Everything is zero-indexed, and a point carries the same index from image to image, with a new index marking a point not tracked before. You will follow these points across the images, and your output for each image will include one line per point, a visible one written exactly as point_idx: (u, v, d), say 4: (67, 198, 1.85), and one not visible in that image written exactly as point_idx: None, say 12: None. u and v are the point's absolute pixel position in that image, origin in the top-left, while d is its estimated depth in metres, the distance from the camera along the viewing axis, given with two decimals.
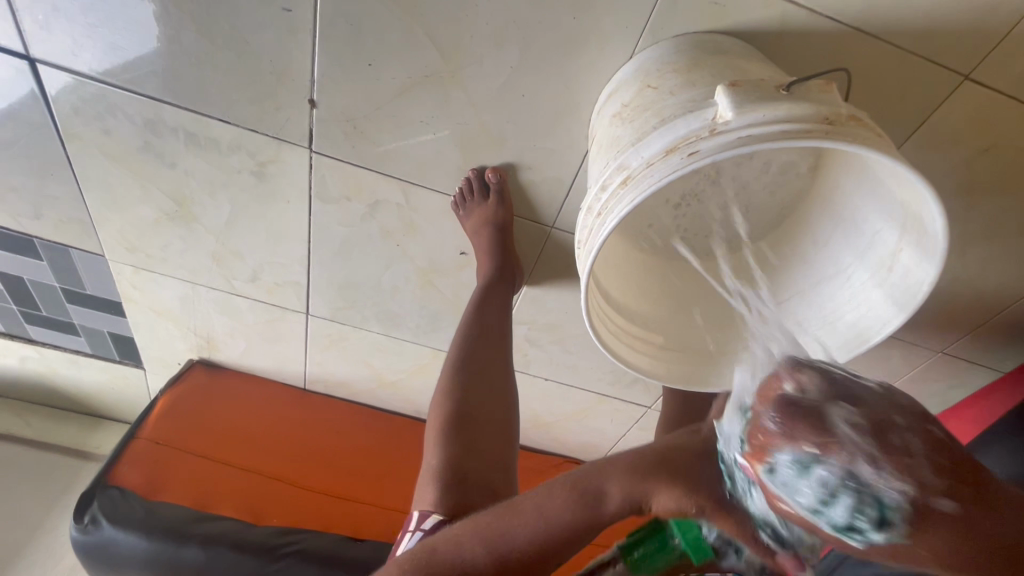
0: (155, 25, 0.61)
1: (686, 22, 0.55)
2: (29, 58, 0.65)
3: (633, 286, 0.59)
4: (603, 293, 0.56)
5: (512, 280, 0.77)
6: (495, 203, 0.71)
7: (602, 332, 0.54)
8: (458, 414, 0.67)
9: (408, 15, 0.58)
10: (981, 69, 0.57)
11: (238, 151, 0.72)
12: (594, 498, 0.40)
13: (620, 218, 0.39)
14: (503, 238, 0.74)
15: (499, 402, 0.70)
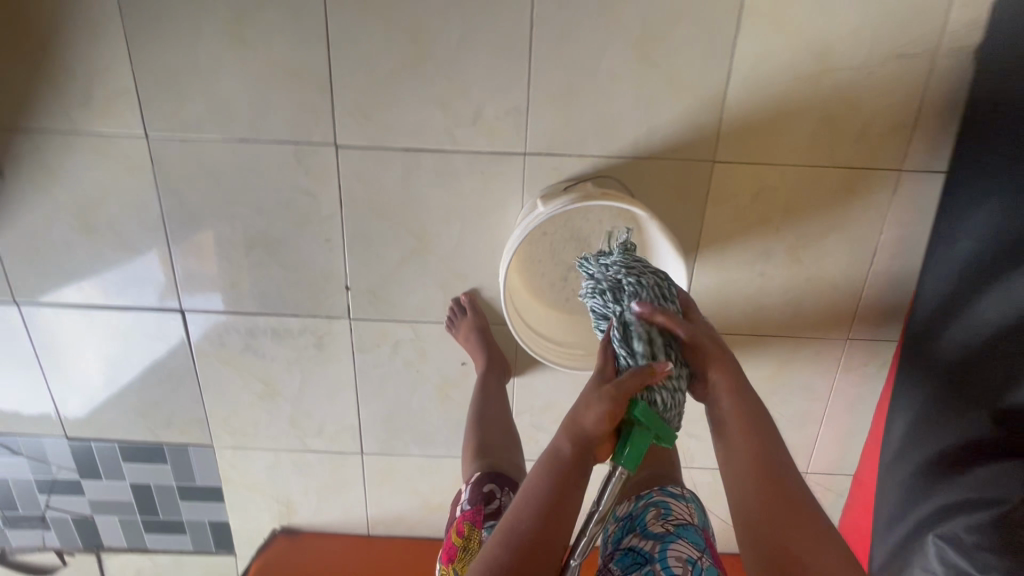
0: (254, 269, 1.05)
1: (543, 181, 0.98)
2: (181, 309, 1.09)
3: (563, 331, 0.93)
4: (540, 337, 0.91)
5: (501, 362, 1.07)
6: (472, 314, 1.06)
7: (543, 355, 0.87)
8: (480, 442, 1.02)
9: (393, 223, 1.01)
10: (718, 155, 0.96)
11: (304, 333, 1.10)
12: (555, 453, 0.72)
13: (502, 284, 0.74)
14: (486, 339, 1.05)
15: (507, 435, 1.04)
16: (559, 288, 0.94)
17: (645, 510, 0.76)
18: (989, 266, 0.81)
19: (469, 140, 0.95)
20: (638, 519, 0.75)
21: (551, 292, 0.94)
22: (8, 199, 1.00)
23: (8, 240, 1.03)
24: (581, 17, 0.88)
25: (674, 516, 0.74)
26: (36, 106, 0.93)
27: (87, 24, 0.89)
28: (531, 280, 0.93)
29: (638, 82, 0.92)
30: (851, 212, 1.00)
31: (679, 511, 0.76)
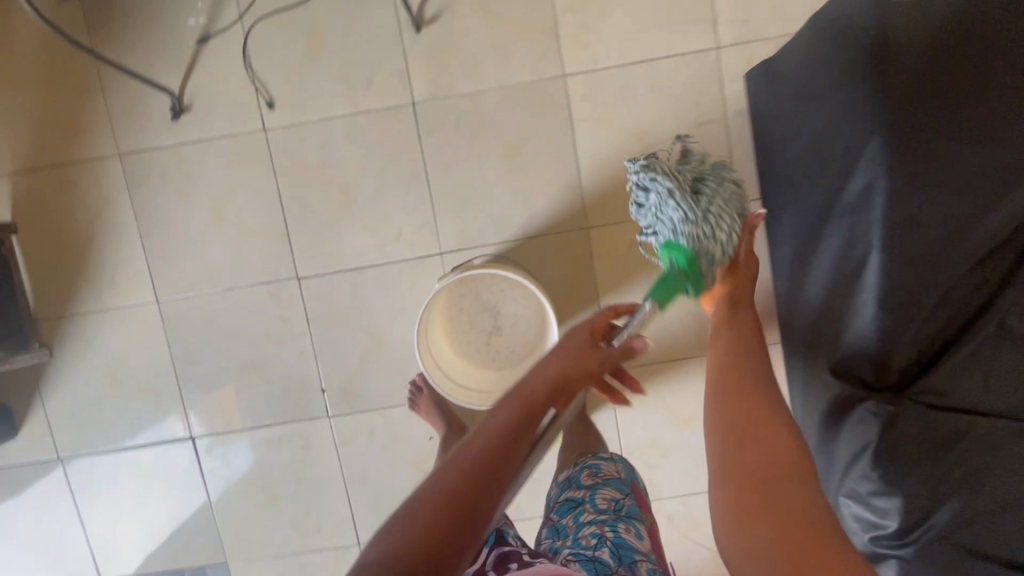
0: (247, 388, 1.28)
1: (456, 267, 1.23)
2: (191, 436, 1.30)
3: (488, 381, 1.12)
4: (469, 390, 1.10)
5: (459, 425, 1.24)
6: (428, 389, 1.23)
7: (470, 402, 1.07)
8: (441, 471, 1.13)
9: (351, 327, 1.26)
10: (589, 222, 1.22)
11: (294, 436, 1.29)
12: (524, 393, 0.65)
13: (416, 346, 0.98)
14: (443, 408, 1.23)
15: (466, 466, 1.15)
16: (481, 347, 1.14)
17: (581, 468, 0.93)
18: (806, 252, 0.98)
19: (397, 252, 1.23)
20: (574, 474, 0.91)
21: (475, 351, 1.14)
22: (56, 371, 1.27)
23: (53, 404, 1.28)
24: (458, 150, 1.20)
25: (603, 470, 0.91)
26: (77, 296, 1.25)
27: (113, 230, 1.23)
28: (458, 347, 1.14)
29: (512, 184, 1.21)
30: None
31: (608, 467, 0.92)
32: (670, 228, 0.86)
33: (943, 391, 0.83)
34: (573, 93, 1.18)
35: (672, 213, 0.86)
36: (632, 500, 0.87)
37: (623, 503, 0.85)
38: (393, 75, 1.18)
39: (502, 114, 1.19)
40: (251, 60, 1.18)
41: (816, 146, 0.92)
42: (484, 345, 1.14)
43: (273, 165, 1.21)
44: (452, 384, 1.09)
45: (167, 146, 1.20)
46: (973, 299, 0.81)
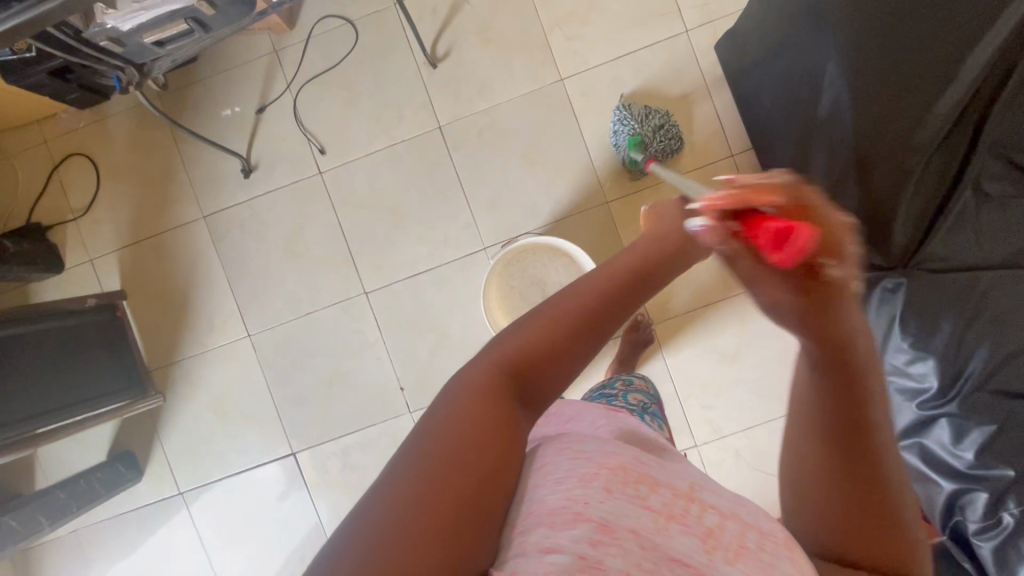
0: (335, 400, 1.43)
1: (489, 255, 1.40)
2: (292, 452, 1.45)
3: None
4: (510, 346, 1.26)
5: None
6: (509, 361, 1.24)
7: None
8: None
9: (418, 328, 1.42)
10: (609, 196, 1.39)
11: (383, 436, 1.43)
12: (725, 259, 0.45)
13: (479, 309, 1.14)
14: None
15: None
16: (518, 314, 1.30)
17: (615, 381, 1.09)
18: (800, 170, 1.13)
19: (447, 254, 1.41)
20: (610, 382, 1.07)
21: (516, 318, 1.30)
22: (170, 413, 1.45)
23: (171, 443, 1.45)
24: (485, 157, 1.40)
25: (634, 385, 1.06)
26: (182, 342, 1.44)
27: (205, 281, 1.43)
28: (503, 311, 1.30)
29: (535, 177, 1.40)
30: None
31: (639, 384, 1.07)
32: (649, 138, 1.30)
33: (942, 256, 0.96)
34: (572, 92, 1.39)
35: (653, 130, 1.29)
36: (653, 408, 1.01)
37: (648, 408, 0.98)
38: (420, 107, 1.40)
39: (516, 121, 1.39)
40: (303, 119, 1.41)
41: (789, 81, 1.08)
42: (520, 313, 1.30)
43: (331, 201, 1.42)
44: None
45: (242, 201, 1.42)
46: (943, 175, 0.95)
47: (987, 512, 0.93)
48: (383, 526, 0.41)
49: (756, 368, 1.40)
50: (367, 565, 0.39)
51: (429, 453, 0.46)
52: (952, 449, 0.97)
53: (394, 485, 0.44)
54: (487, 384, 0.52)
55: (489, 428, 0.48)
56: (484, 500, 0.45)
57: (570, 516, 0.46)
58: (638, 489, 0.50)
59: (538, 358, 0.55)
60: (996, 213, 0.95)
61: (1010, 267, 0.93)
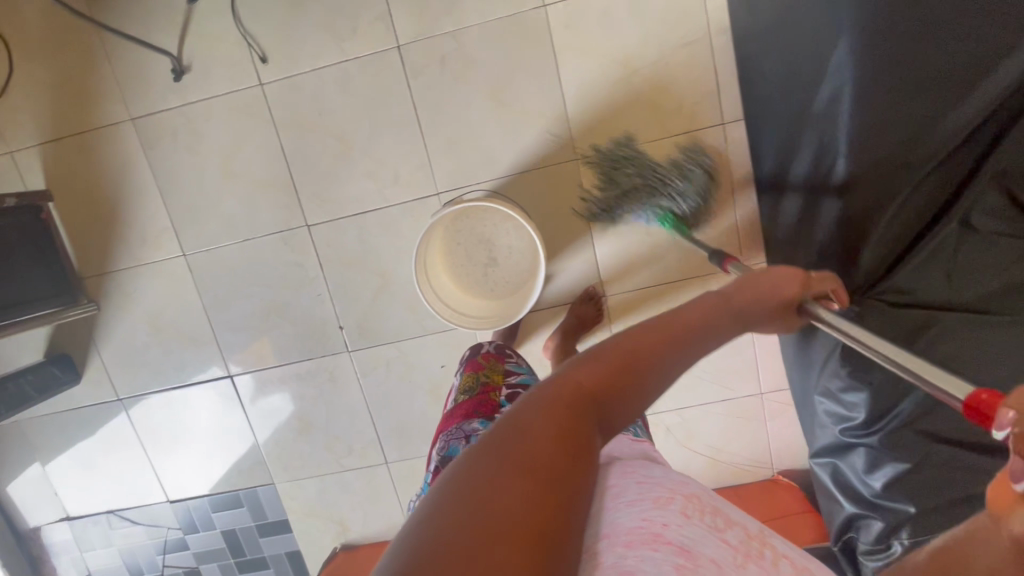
0: (273, 330, 1.41)
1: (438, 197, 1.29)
2: (228, 375, 1.45)
3: (475, 306, 1.23)
4: (456, 309, 1.20)
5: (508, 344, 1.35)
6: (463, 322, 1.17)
7: (463, 320, 1.17)
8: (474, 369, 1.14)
9: (361, 269, 1.35)
10: (579, 151, 1.25)
11: (320, 370, 1.43)
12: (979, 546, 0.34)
13: (415, 274, 1.07)
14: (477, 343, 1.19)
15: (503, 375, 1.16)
16: (468, 274, 1.24)
17: None
18: (784, 166, 1.01)
19: (396, 194, 1.30)
20: None
21: (465, 276, 1.24)
22: (106, 322, 1.43)
23: (109, 352, 1.45)
24: (446, 90, 1.24)
25: None
26: (114, 254, 1.38)
27: (136, 192, 1.33)
28: (450, 269, 1.24)
29: (500, 119, 1.24)
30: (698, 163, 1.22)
31: None
32: None
33: (907, 288, 0.87)
34: (554, 22, 1.19)
35: None
36: (639, 422, 0.99)
37: (635, 423, 0.98)
38: (377, 19, 1.21)
39: (486, 50, 1.21)
40: (242, 17, 1.22)
41: (794, 55, 0.92)
42: (469, 270, 1.24)
43: (272, 118, 1.27)
44: (456, 314, 1.20)
45: (174, 107, 1.28)
46: (932, 200, 0.84)
47: (880, 537, 0.94)
48: (476, 494, 0.42)
49: (703, 352, 1.36)
50: (468, 532, 0.39)
51: (518, 443, 0.46)
52: (863, 475, 0.96)
53: (486, 461, 0.45)
54: (572, 395, 0.52)
55: (569, 430, 0.48)
56: (575, 489, 0.45)
57: (648, 534, 0.51)
58: (715, 522, 0.55)
59: (623, 375, 0.56)
60: (975, 248, 0.86)
61: (975, 312, 0.85)
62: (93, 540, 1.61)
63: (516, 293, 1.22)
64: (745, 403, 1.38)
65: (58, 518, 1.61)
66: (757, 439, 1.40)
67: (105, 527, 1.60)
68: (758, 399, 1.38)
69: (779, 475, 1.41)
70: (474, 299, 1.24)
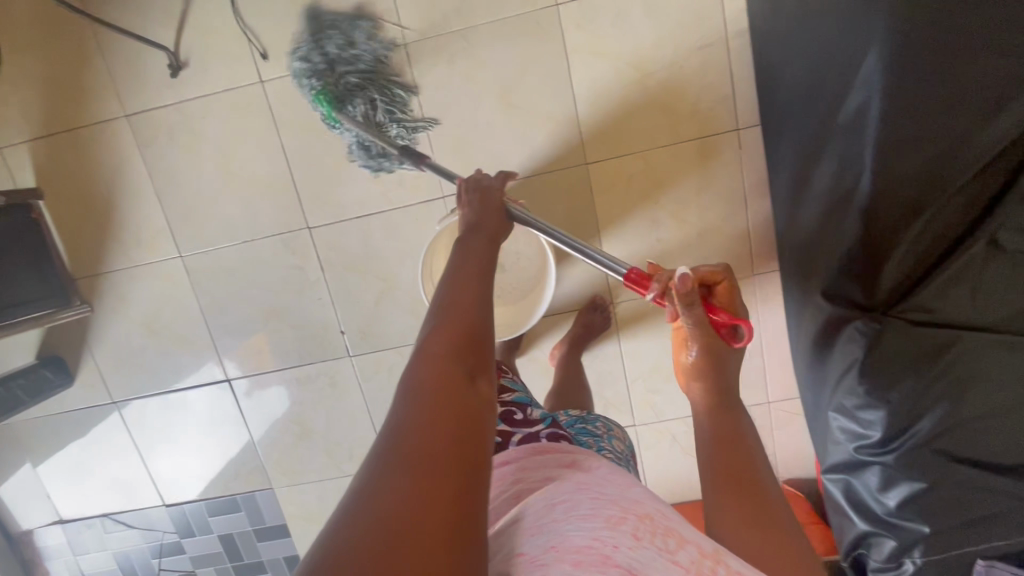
0: (272, 335, 1.37)
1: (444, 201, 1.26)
2: (226, 379, 1.41)
3: None
4: None
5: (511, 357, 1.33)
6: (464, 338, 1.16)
7: None
8: None
9: (364, 274, 1.32)
10: (590, 156, 1.21)
11: (321, 376, 1.40)
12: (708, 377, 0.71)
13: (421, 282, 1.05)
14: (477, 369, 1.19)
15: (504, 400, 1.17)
16: None
17: (595, 419, 1.04)
18: (804, 178, 0.99)
19: (401, 197, 1.26)
20: (591, 418, 1.03)
21: None
22: (100, 324, 1.39)
23: (102, 353, 1.41)
24: (454, 91, 1.20)
25: (614, 429, 1.03)
26: (107, 255, 1.33)
27: (131, 191, 1.29)
28: None
29: (509, 122, 1.21)
30: (711, 170, 1.20)
31: (617, 431, 1.03)
32: None
33: (930, 308, 0.85)
34: (567, 23, 1.15)
35: None
36: (630, 459, 0.99)
37: (628, 459, 0.97)
38: (384, 16, 1.17)
39: (496, 50, 1.17)
40: (242, 12, 1.18)
41: (818, 65, 0.89)
42: None
43: (273, 117, 1.23)
44: None
45: (170, 103, 1.23)
46: (960, 220, 0.81)
47: (892, 556, 0.94)
48: (368, 514, 0.38)
49: None
50: (365, 550, 0.36)
51: (402, 446, 0.43)
52: (876, 493, 0.94)
53: (373, 473, 0.41)
54: (436, 374, 0.49)
55: (445, 408, 0.46)
56: (472, 470, 0.43)
57: (596, 557, 0.48)
58: (666, 543, 0.50)
59: (476, 336, 0.54)
60: (1004, 268, 0.82)
61: (1003, 334, 0.83)
62: (87, 543, 1.58)
63: (522, 303, 1.20)
64: (752, 412, 1.37)
65: (51, 521, 1.57)
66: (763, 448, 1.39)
67: (100, 531, 1.57)
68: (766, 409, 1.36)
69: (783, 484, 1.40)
70: None
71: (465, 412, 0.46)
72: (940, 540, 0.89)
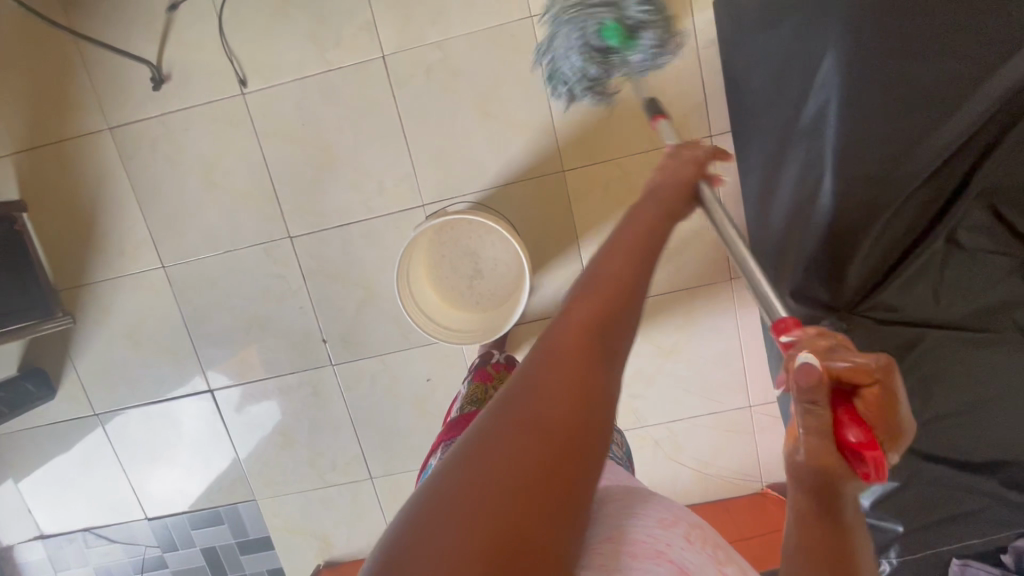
0: (255, 344, 1.38)
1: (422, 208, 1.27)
2: (209, 390, 1.41)
3: (457, 322, 1.21)
4: (440, 322, 1.19)
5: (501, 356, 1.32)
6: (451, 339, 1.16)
7: (445, 335, 1.16)
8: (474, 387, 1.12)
9: (345, 282, 1.33)
10: (565, 163, 1.23)
11: (303, 385, 1.40)
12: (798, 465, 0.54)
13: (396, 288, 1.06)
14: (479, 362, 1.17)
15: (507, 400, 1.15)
16: (452, 289, 1.23)
17: None
18: None
19: (381, 206, 1.28)
20: None
21: (449, 291, 1.23)
22: (82, 335, 1.39)
23: (84, 364, 1.41)
24: (432, 101, 1.22)
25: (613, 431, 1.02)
26: (91, 266, 1.34)
27: (114, 203, 1.30)
28: (434, 282, 1.23)
29: (486, 131, 1.23)
30: None
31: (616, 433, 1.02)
32: None
33: (893, 306, 0.86)
34: (541, 34, 1.18)
35: None
36: (627, 460, 0.98)
37: (625, 461, 0.96)
38: (362, 29, 1.19)
39: (472, 61, 1.20)
40: (223, 26, 1.20)
41: (779, 70, 0.92)
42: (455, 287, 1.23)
43: (254, 128, 1.25)
44: (441, 328, 1.18)
45: (153, 116, 1.25)
46: (917, 220, 0.83)
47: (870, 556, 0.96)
48: (488, 461, 0.42)
49: (692, 366, 1.35)
50: (484, 493, 0.40)
51: (526, 403, 0.45)
52: None
53: (494, 425, 0.44)
54: (575, 341, 0.50)
55: (573, 376, 0.47)
56: (588, 440, 0.44)
57: (655, 553, 0.56)
58: (713, 550, 0.60)
59: (613, 309, 0.54)
60: (960, 267, 0.85)
61: (960, 330, 0.85)
62: (68, 559, 1.57)
63: (500, 309, 1.21)
64: (733, 416, 1.37)
65: (32, 536, 1.56)
66: (745, 452, 1.39)
67: (81, 545, 1.55)
68: (747, 412, 1.37)
69: (766, 488, 1.40)
70: (457, 314, 1.22)
71: (591, 386, 0.47)
72: (915, 538, 0.91)
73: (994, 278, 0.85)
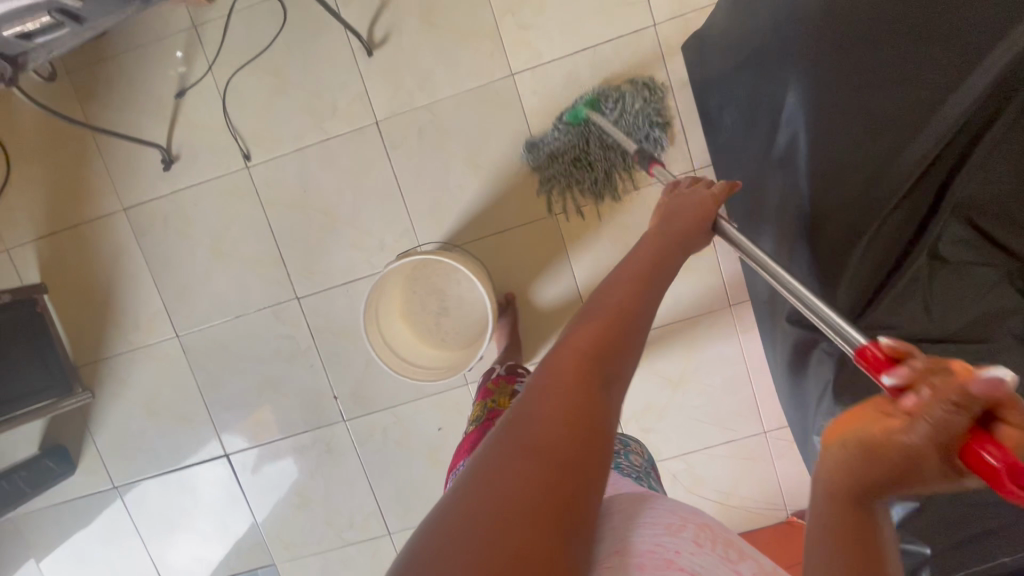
0: (268, 406, 1.40)
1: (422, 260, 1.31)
2: (225, 455, 1.43)
3: (431, 359, 1.25)
4: (407, 360, 1.23)
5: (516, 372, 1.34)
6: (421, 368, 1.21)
7: (417, 374, 1.19)
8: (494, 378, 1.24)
9: (352, 338, 1.36)
10: (557, 207, 1.26)
11: (317, 443, 1.41)
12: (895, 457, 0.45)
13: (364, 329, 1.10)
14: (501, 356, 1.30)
15: None
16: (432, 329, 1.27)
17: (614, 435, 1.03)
18: (756, 211, 1.04)
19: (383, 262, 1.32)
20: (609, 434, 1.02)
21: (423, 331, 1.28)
22: (101, 408, 1.42)
23: (103, 438, 1.43)
24: (425, 159, 1.28)
25: (632, 445, 1.01)
26: (108, 340, 1.39)
27: (130, 279, 1.36)
28: (407, 320, 1.28)
29: (479, 182, 1.28)
30: None
31: (636, 445, 1.02)
32: None
33: (891, 324, 0.87)
34: (523, 90, 1.25)
35: None
36: (651, 474, 0.97)
37: (648, 473, 0.96)
38: (356, 98, 1.27)
39: (461, 119, 1.27)
40: (227, 107, 1.29)
41: (750, 106, 0.97)
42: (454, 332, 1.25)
43: (260, 198, 1.32)
44: (409, 365, 1.22)
45: (164, 195, 1.33)
46: (901, 234, 0.84)
47: None
48: (496, 479, 0.43)
49: (702, 394, 1.35)
50: (495, 511, 0.40)
51: (529, 426, 0.47)
52: None
53: (502, 447, 0.46)
54: (573, 370, 0.53)
55: (574, 400, 0.50)
56: (592, 464, 0.46)
57: (662, 561, 0.52)
58: (727, 552, 0.56)
59: (609, 343, 0.58)
60: (948, 278, 0.88)
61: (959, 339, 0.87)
62: None
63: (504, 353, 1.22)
64: (749, 443, 1.35)
65: None
66: (766, 479, 1.36)
67: None
68: (763, 438, 1.35)
69: (792, 516, 1.36)
70: (434, 351, 1.26)
71: (591, 411, 0.50)
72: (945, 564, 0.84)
73: (980, 288, 0.88)
